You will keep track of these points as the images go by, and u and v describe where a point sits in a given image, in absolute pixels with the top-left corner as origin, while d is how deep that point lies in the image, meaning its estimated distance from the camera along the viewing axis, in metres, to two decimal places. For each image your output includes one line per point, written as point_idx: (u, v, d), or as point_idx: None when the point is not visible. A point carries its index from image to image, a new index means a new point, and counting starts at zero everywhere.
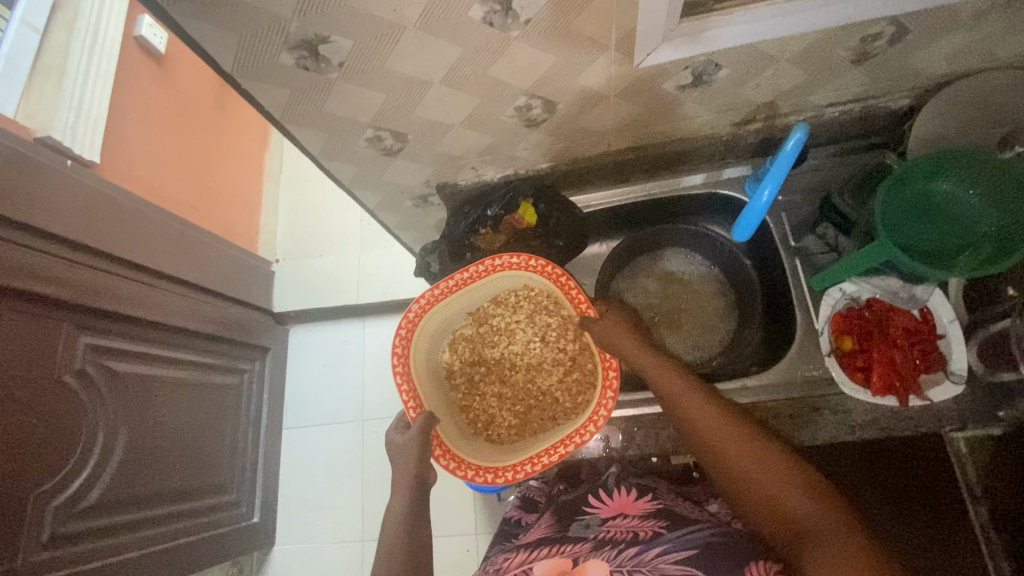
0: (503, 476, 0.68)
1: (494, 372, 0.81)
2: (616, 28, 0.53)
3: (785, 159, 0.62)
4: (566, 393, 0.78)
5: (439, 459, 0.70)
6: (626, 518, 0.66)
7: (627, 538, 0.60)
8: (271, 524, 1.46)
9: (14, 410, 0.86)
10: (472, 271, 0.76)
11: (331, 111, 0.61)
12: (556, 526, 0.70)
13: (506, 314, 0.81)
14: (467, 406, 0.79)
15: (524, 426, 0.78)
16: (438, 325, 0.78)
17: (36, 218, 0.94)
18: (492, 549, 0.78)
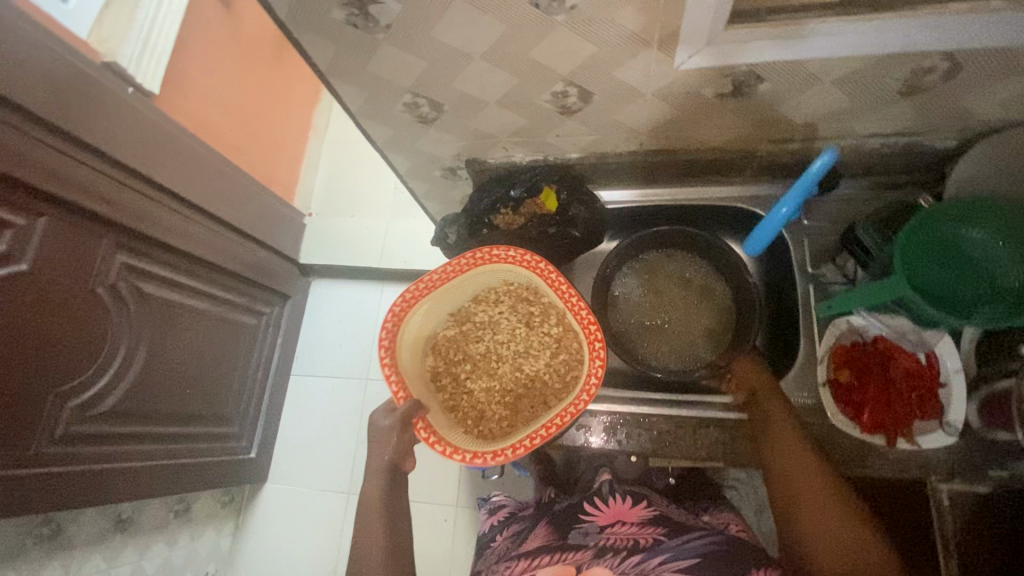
0: (502, 455, 0.66)
1: (480, 368, 0.79)
2: (661, 26, 0.54)
3: (808, 178, 0.65)
4: (556, 375, 0.76)
5: (435, 446, 0.67)
6: (623, 525, 0.75)
7: (627, 545, 0.71)
8: (266, 462, 1.53)
9: (48, 311, 0.93)
10: (454, 263, 0.74)
11: (374, 71, 0.63)
12: (555, 534, 0.79)
13: (488, 308, 0.80)
14: (454, 403, 0.76)
15: (514, 415, 0.75)
16: (420, 323, 0.75)
17: (93, 137, 1.00)
18: (487, 556, 0.87)
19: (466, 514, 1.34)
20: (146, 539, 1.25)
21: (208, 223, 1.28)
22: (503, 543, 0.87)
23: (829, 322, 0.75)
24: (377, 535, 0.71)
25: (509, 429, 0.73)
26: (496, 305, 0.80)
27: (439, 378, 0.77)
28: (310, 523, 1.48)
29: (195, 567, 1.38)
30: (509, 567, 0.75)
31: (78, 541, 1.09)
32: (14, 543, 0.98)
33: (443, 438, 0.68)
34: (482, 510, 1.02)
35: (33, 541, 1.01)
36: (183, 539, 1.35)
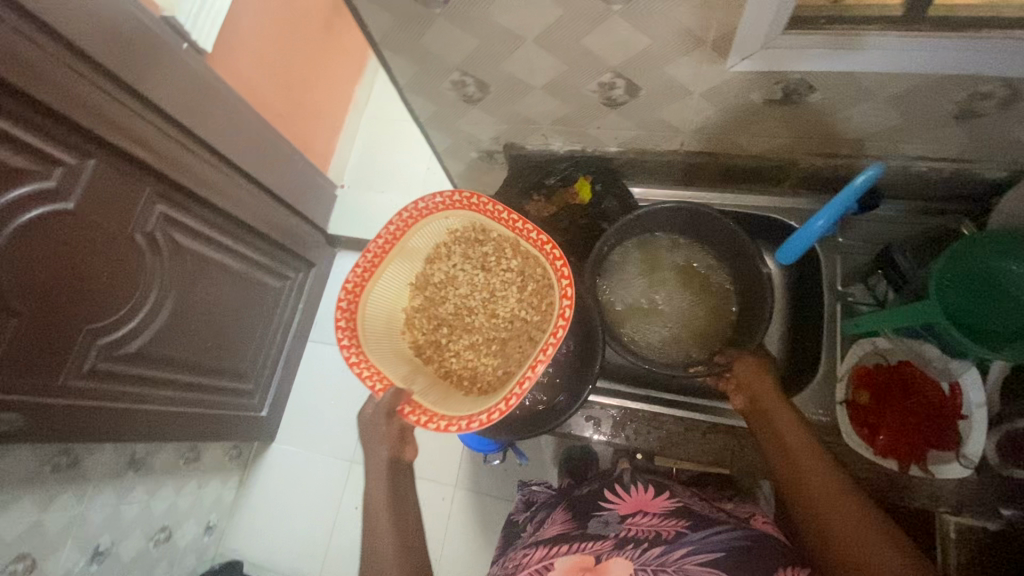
0: (496, 411, 0.64)
1: (455, 325, 0.81)
2: (718, 24, 0.53)
3: (850, 192, 0.63)
4: (530, 310, 0.78)
5: (429, 426, 0.67)
6: (644, 517, 0.76)
7: (649, 536, 0.72)
8: (276, 423, 1.57)
9: (88, 249, 0.96)
10: (386, 235, 0.73)
11: (426, 45, 0.64)
12: (575, 522, 0.80)
13: (443, 264, 0.80)
14: (446, 369, 0.77)
15: (506, 359, 0.77)
16: (378, 312, 0.75)
17: (147, 88, 1.03)
18: (505, 548, 0.90)
19: (464, 495, 1.36)
20: (157, 481, 1.29)
21: (244, 183, 1.31)
22: (528, 532, 0.90)
23: (854, 341, 0.74)
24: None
25: (505, 373, 0.75)
26: (448, 257, 0.80)
27: (422, 350, 0.78)
28: (313, 486, 1.51)
29: (198, 515, 1.43)
30: (527, 556, 0.76)
31: (92, 475, 1.13)
32: (34, 468, 1.02)
33: (436, 414, 0.68)
34: (517, 504, 1.05)
35: (52, 469, 1.05)
36: (191, 487, 1.39)
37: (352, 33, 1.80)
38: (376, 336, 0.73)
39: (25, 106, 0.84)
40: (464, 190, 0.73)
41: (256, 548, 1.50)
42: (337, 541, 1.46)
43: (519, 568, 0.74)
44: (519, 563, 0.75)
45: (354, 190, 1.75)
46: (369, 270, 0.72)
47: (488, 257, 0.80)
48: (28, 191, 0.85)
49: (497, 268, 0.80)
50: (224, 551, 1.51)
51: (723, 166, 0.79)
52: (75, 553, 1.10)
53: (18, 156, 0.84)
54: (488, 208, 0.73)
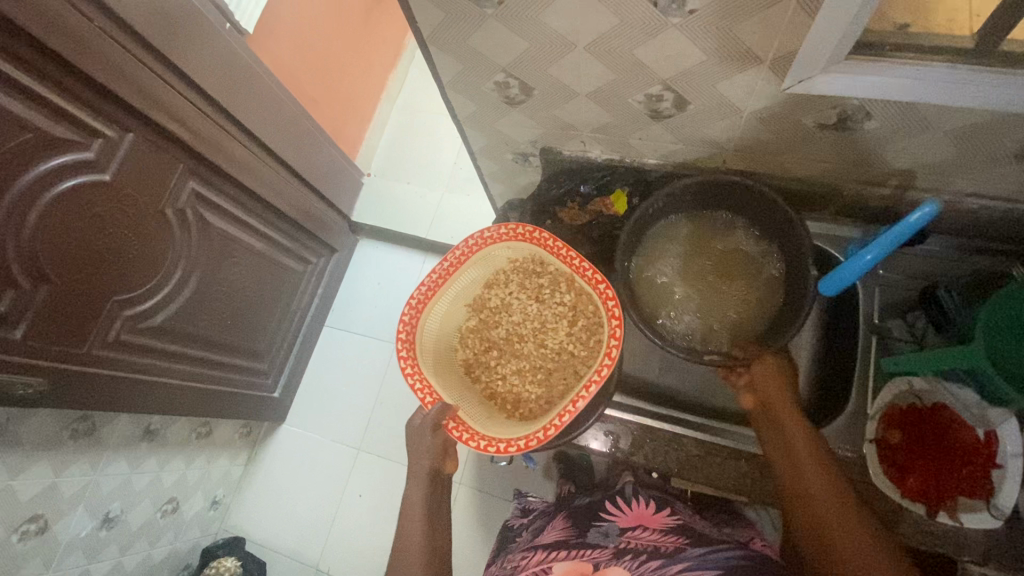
0: (537, 438, 0.68)
1: (504, 350, 0.84)
2: (779, 45, 0.52)
3: (903, 228, 0.61)
4: (579, 344, 0.81)
5: (467, 444, 0.70)
6: (644, 531, 0.76)
7: (648, 549, 0.71)
8: (287, 404, 1.58)
9: (120, 221, 0.97)
10: (451, 258, 0.78)
11: (474, 45, 0.63)
12: (574, 530, 0.80)
13: (500, 290, 0.84)
14: (491, 390, 0.82)
15: (549, 390, 0.80)
16: (436, 331, 0.80)
17: (190, 65, 1.04)
18: (500, 551, 0.91)
19: (466, 492, 1.36)
20: (169, 453, 1.31)
21: (275, 165, 1.32)
22: (523, 537, 0.89)
23: (889, 378, 0.74)
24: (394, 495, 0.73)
25: (547, 404, 0.78)
26: (506, 284, 0.84)
27: (472, 370, 0.83)
28: (318, 470, 1.53)
29: (206, 489, 1.45)
30: (526, 559, 0.76)
31: (108, 442, 1.15)
32: (54, 432, 1.04)
33: (477, 433, 0.71)
34: (513, 509, 1.05)
35: (70, 435, 1.07)
36: (201, 461, 1.41)
37: (391, 21, 1.79)
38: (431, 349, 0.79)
39: (71, 76, 0.85)
40: (526, 224, 0.77)
41: (259, 526, 1.52)
42: (339, 525, 1.47)
43: (516, 571, 0.74)
44: (516, 565, 0.76)
45: (380, 179, 1.75)
46: (432, 289, 0.78)
47: (544, 289, 0.84)
48: (68, 160, 0.86)
49: (551, 301, 0.83)
50: (228, 527, 1.53)
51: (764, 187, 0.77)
52: (86, 517, 1.12)
53: (61, 126, 0.85)
54: (549, 244, 0.77)
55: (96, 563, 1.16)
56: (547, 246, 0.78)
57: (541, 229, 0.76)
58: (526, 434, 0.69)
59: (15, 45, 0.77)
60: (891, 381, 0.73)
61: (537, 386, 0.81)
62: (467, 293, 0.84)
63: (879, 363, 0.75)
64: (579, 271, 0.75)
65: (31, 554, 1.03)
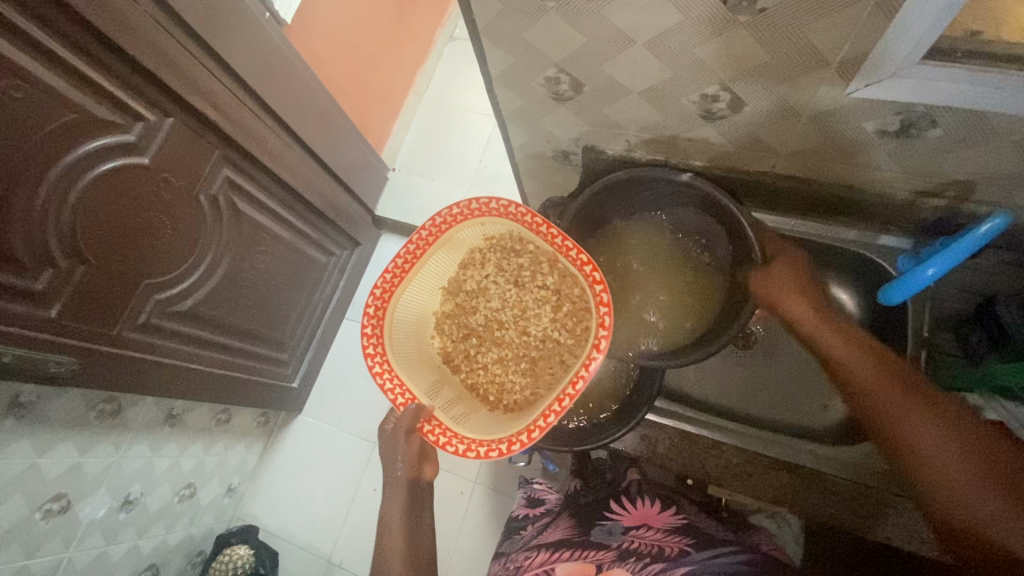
0: (518, 442, 0.66)
1: (485, 337, 0.86)
2: (849, 47, 0.51)
3: (976, 240, 0.62)
4: (563, 330, 0.83)
5: (447, 448, 0.69)
6: (647, 531, 0.75)
7: (651, 551, 0.69)
8: (305, 395, 1.58)
9: (157, 206, 0.98)
10: (417, 241, 0.76)
11: (529, 39, 0.63)
12: (578, 529, 0.79)
13: (476, 273, 0.85)
14: (472, 381, 0.83)
15: (534, 380, 0.82)
16: (405, 320, 0.80)
17: (230, 53, 1.04)
18: (503, 544, 0.92)
19: (482, 492, 1.35)
20: (189, 438, 1.31)
21: (305, 156, 1.32)
22: (528, 533, 0.89)
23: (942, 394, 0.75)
24: (409, 482, 0.74)
25: (532, 395, 0.80)
26: (482, 267, 0.85)
27: (451, 359, 0.84)
28: (332, 461, 1.53)
29: (223, 476, 1.45)
30: (529, 558, 0.75)
31: (132, 425, 1.16)
32: (81, 412, 1.04)
33: (455, 437, 0.70)
34: (520, 499, 1.03)
35: (96, 415, 1.07)
36: (219, 448, 1.41)
37: (424, 16, 1.79)
38: (402, 344, 0.78)
39: (117, 58, 0.85)
40: (495, 197, 0.75)
41: (272, 516, 1.52)
42: (351, 520, 1.46)
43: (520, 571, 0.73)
44: (520, 565, 0.74)
45: (405, 174, 1.75)
46: (399, 275, 0.76)
47: (523, 272, 0.85)
48: (111, 142, 0.87)
49: (532, 284, 0.84)
50: (242, 515, 1.53)
51: (811, 193, 0.76)
52: (107, 498, 1.13)
53: (104, 106, 0.86)
54: (525, 220, 0.74)
55: (114, 545, 1.17)
56: (522, 222, 0.75)
57: (517, 202, 0.73)
58: (510, 437, 0.67)
59: (67, 27, 0.78)
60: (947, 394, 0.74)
61: (522, 373, 0.83)
62: (440, 277, 0.84)
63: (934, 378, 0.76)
64: (561, 252, 0.73)
65: (53, 532, 1.03)
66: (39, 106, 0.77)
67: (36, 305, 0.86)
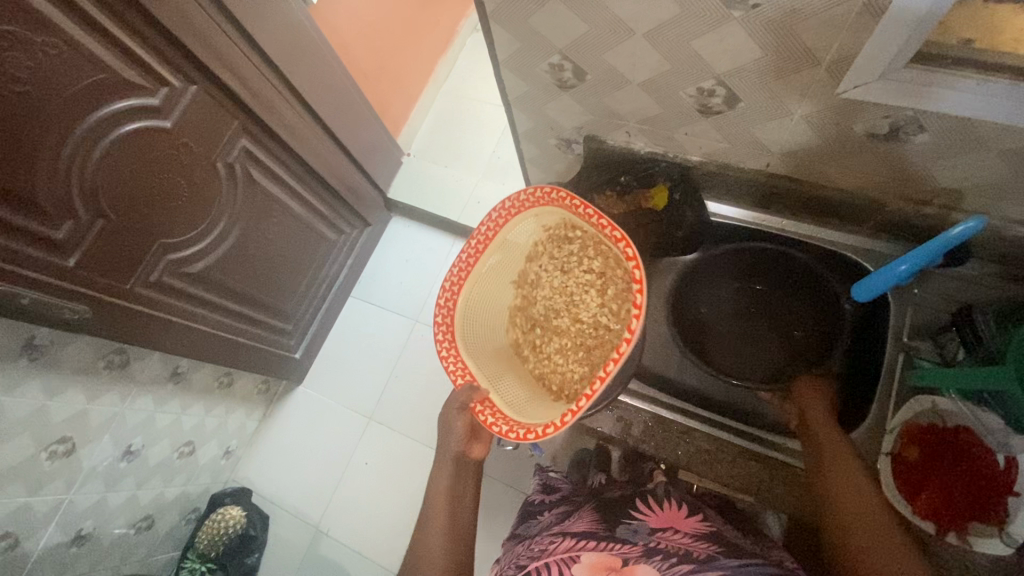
0: (549, 424, 0.64)
1: (549, 329, 0.87)
2: (838, 47, 0.53)
3: (943, 242, 0.64)
4: (617, 317, 0.82)
5: (495, 427, 0.72)
6: (675, 533, 0.72)
7: (679, 551, 0.67)
8: (306, 367, 1.62)
9: (176, 168, 1.02)
10: (476, 236, 0.79)
11: (534, 25, 0.65)
12: (602, 524, 0.77)
13: (539, 265, 0.86)
14: (539, 371, 0.85)
15: (591, 369, 0.82)
16: (476, 315, 0.83)
17: (255, 27, 1.08)
18: (519, 523, 0.95)
19: None
20: (192, 397, 1.36)
21: (321, 133, 1.35)
22: (543, 515, 0.92)
23: (913, 396, 0.76)
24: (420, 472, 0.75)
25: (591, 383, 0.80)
26: (544, 258, 0.86)
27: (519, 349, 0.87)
28: (327, 432, 1.57)
29: (221, 438, 1.49)
30: (552, 543, 0.75)
31: (138, 378, 1.20)
32: (90, 361, 1.08)
33: (501, 417, 0.73)
34: (534, 485, 1.05)
35: (105, 365, 1.11)
36: (219, 410, 1.46)
37: (448, 5, 1.81)
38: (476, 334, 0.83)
39: (148, 25, 0.90)
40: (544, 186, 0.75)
41: (267, 482, 1.56)
42: (342, 492, 1.50)
43: (544, 552, 0.72)
44: (543, 548, 0.74)
45: (419, 160, 1.78)
46: (464, 269, 0.80)
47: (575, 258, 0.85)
48: (135, 103, 0.91)
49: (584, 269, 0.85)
50: (238, 478, 1.58)
51: (798, 196, 0.77)
52: (110, 446, 1.17)
53: (130, 68, 0.90)
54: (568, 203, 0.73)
55: (113, 492, 1.21)
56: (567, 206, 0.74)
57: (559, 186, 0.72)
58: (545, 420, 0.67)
59: None
60: (915, 396, 0.76)
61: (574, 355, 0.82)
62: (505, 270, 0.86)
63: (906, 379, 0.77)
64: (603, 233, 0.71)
65: (57, 473, 1.07)
66: (69, 62, 0.81)
67: (56, 253, 0.90)
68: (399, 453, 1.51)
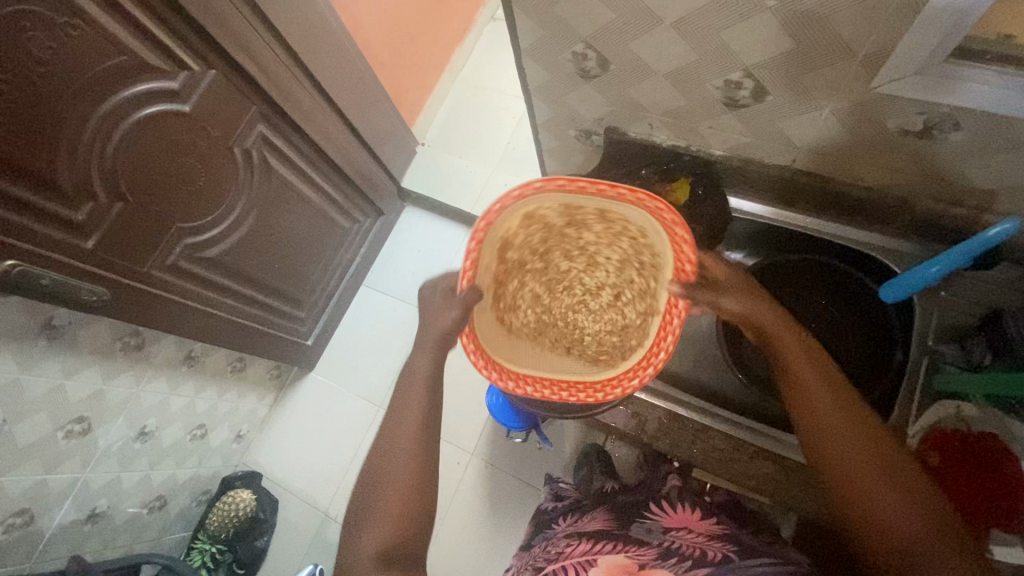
0: (508, 388, 0.70)
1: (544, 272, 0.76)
2: (875, 39, 0.51)
3: (979, 243, 0.64)
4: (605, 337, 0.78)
5: (465, 346, 0.67)
6: (689, 533, 0.75)
7: (694, 553, 0.69)
8: (317, 354, 1.63)
9: (193, 152, 1.02)
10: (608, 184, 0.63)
11: (559, 12, 0.64)
12: (617, 525, 0.80)
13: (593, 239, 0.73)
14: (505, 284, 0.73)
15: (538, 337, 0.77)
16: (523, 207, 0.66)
17: (274, 12, 1.07)
18: (532, 533, 0.93)
19: (477, 465, 1.38)
20: (206, 381, 1.37)
21: (337, 120, 1.35)
22: (558, 522, 0.91)
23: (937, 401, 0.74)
24: None
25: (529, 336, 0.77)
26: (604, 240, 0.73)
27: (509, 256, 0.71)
28: (337, 419, 1.58)
29: (233, 422, 1.51)
30: (569, 545, 0.76)
31: (153, 361, 1.21)
32: (106, 343, 1.09)
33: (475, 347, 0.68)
34: (545, 494, 1.05)
35: (121, 347, 1.12)
36: (232, 395, 1.47)
37: None
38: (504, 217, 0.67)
39: (168, 7, 0.89)
40: (686, 236, 0.64)
41: (277, 466, 1.57)
42: (350, 479, 1.51)
43: (562, 555, 0.74)
44: (560, 550, 0.75)
45: (434, 149, 1.78)
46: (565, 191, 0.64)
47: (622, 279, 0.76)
48: (154, 85, 0.91)
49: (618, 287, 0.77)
50: (248, 461, 1.60)
51: (823, 189, 0.74)
52: (125, 426, 1.19)
53: (150, 50, 0.89)
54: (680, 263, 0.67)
55: (127, 472, 1.23)
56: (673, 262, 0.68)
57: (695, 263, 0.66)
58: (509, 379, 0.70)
59: None
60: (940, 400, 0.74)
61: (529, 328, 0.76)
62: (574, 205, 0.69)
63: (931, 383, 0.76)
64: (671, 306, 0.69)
65: (72, 452, 1.09)
66: (90, 43, 0.81)
67: (74, 235, 0.91)
68: None
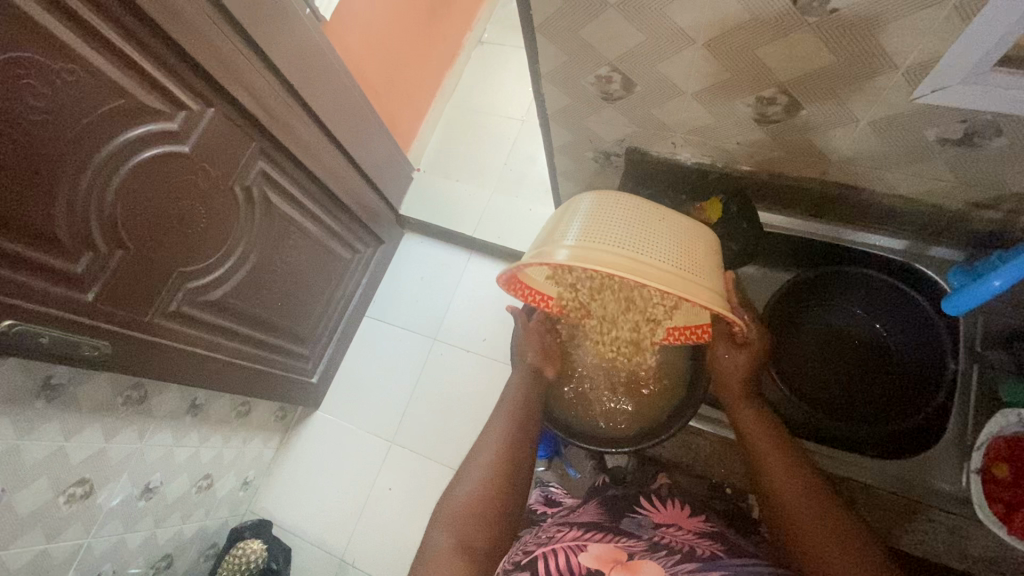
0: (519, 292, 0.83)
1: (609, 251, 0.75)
2: (920, 50, 0.50)
3: None
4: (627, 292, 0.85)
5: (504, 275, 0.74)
6: (679, 530, 0.73)
7: (683, 548, 0.66)
8: (322, 391, 1.58)
9: (194, 194, 0.98)
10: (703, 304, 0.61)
11: (585, 37, 0.63)
12: (608, 517, 0.77)
13: None
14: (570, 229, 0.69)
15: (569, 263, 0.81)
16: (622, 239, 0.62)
17: (271, 47, 1.04)
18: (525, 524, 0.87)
19: None
20: (210, 428, 1.31)
21: (335, 151, 1.32)
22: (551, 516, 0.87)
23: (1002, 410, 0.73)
24: None
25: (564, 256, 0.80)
26: None
27: None
28: (348, 459, 1.52)
29: (239, 469, 1.44)
30: (560, 532, 0.71)
31: (156, 412, 1.15)
32: (108, 397, 1.03)
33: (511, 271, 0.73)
34: (535, 498, 0.98)
35: (123, 401, 1.06)
36: (238, 440, 1.41)
37: (454, 19, 1.79)
38: (576, 244, 0.62)
39: (165, 47, 0.86)
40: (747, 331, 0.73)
41: (287, 511, 1.51)
42: (366, 519, 1.45)
43: (550, 539, 0.69)
44: (550, 535, 0.71)
45: (430, 175, 1.76)
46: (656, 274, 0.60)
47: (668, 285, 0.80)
48: (154, 128, 0.88)
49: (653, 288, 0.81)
50: (255, 509, 1.53)
51: (863, 206, 0.77)
52: (128, 484, 1.12)
53: (149, 93, 0.86)
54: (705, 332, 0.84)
55: (132, 532, 1.16)
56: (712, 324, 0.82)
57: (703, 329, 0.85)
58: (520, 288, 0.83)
59: (123, 14, 0.79)
60: (1000, 412, 0.73)
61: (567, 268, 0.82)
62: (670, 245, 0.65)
63: (991, 390, 0.76)
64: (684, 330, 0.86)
65: (74, 517, 1.02)
66: (87, 88, 0.78)
67: (73, 288, 0.86)
68: (421, 477, 1.46)
